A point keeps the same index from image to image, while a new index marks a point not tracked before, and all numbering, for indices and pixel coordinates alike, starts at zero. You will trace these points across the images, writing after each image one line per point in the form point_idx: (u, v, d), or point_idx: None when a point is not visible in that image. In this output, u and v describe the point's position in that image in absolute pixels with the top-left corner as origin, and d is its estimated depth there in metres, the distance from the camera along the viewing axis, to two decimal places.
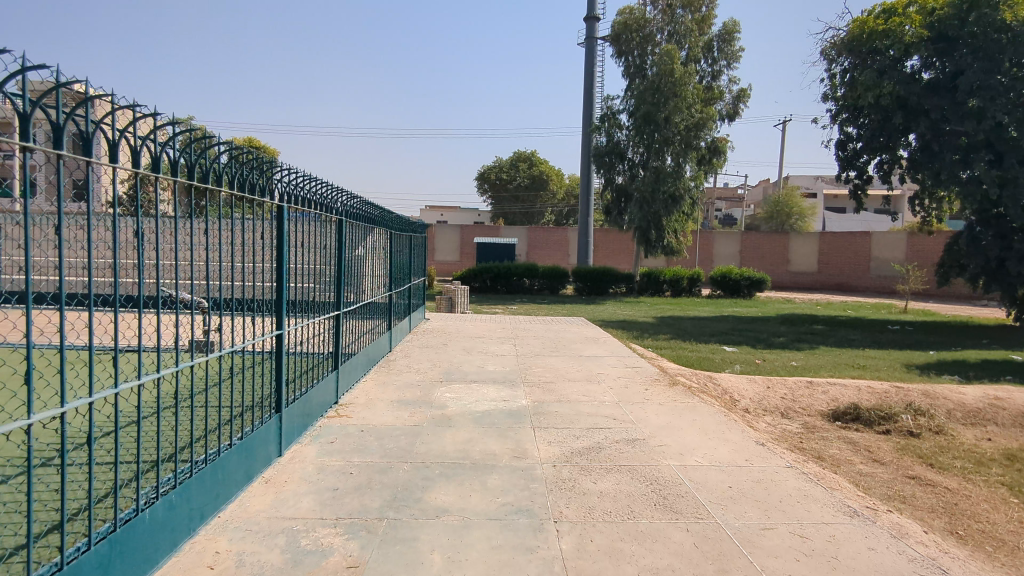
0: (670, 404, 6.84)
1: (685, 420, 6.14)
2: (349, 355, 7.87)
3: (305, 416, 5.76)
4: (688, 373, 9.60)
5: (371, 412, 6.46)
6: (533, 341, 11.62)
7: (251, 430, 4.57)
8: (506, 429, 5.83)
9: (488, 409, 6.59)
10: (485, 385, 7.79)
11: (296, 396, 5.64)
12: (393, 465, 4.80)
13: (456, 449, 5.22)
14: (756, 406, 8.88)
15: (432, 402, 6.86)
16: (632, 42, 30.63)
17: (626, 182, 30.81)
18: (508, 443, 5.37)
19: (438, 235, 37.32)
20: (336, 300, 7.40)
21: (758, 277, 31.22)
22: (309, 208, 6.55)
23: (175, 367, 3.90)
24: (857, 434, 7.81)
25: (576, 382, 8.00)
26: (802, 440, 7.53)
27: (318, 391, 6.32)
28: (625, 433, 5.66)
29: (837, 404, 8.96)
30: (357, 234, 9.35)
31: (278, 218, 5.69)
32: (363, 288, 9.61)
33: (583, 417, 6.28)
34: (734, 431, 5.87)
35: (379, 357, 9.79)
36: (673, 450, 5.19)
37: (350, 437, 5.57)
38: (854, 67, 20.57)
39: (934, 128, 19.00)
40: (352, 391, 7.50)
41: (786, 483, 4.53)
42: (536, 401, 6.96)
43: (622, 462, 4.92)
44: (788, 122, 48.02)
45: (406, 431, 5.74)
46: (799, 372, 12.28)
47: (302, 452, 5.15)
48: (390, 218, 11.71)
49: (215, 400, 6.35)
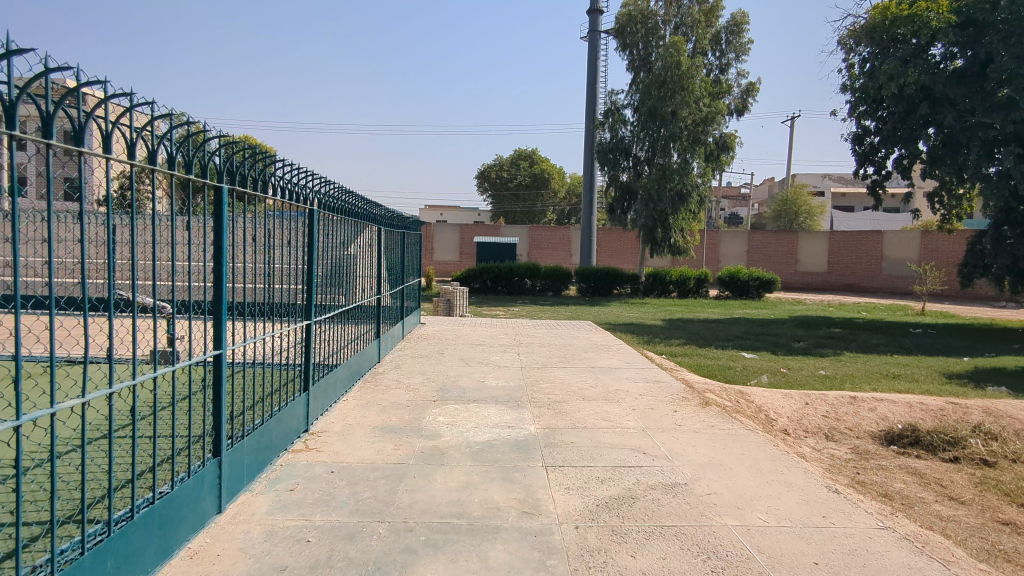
0: (708, 433, 5.70)
1: (732, 457, 4.98)
2: (326, 372, 6.68)
3: (260, 457, 4.56)
4: (716, 388, 8.46)
5: (346, 444, 5.31)
6: (539, 350, 10.47)
7: (178, 485, 3.42)
8: (512, 470, 4.67)
9: (489, 439, 5.44)
10: (485, 405, 6.66)
11: (251, 431, 4.46)
12: (366, 528, 3.66)
13: (449, 501, 4.07)
14: (795, 427, 7.77)
15: (423, 430, 5.69)
16: (637, 34, 29.34)
17: (631, 180, 29.66)
18: (516, 492, 4.21)
19: (436, 234, 36.18)
20: (304, 307, 6.05)
21: (768, 277, 30.05)
22: (260, 193, 5.04)
23: (79, 401, 2.75)
24: (920, 463, 6.70)
25: (592, 401, 6.83)
26: (858, 471, 6.42)
27: (283, 419, 5.14)
28: (660, 476, 4.52)
29: (887, 424, 7.84)
30: (341, 227, 7.97)
31: (216, 209, 4.38)
32: (351, 290, 8.48)
33: (606, 451, 5.12)
34: (796, 472, 4.71)
35: (365, 369, 8.67)
36: (727, 505, 4.04)
37: (316, 482, 4.41)
38: (874, 56, 19.21)
39: (961, 119, 17.68)
40: (328, 414, 6.31)
41: (889, 556, 3.40)
42: (546, 428, 5.81)
43: (665, 521, 3.77)
44: (795, 117, 46.70)
45: (386, 473, 4.58)
46: (831, 383, 11.13)
47: (249, 507, 3.97)
48: (382, 211, 10.48)
49: (160, 432, 5.24)
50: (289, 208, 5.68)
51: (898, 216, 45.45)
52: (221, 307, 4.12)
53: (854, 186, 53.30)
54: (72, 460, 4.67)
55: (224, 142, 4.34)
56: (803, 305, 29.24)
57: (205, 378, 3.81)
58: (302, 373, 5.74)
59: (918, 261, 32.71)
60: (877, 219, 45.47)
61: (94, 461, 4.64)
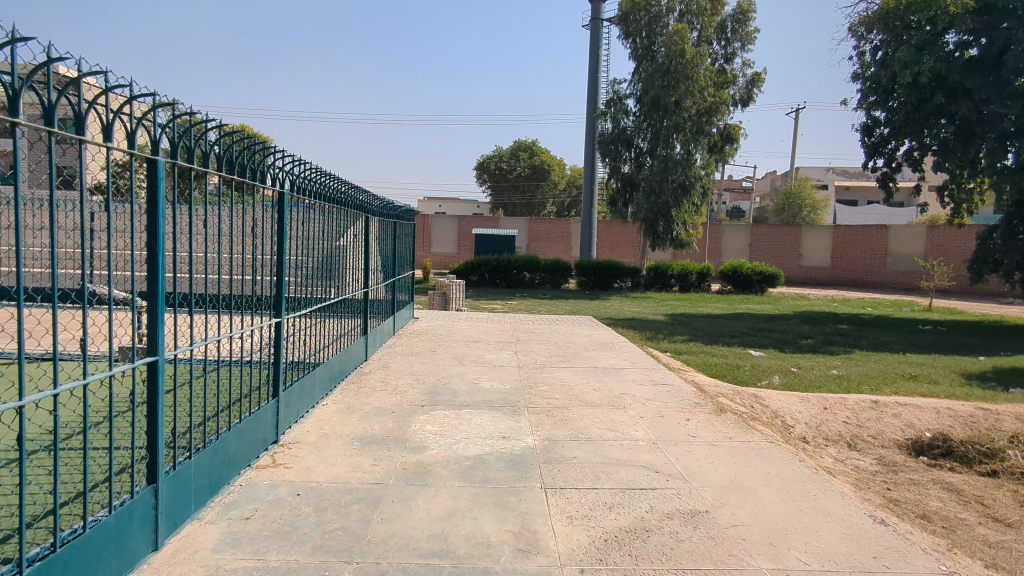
0: (728, 448, 5.08)
1: (758, 477, 4.37)
2: (302, 375, 6.03)
3: (215, 475, 3.94)
4: (728, 391, 7.85)
5: (320, 459, 4.69)
6: (537, 348, 9.86)
7: (98, 522, 2.82)
8: (506, 492, 4.07)
9: (481, 453, 4.83)
10: (479, 411, 6.06)
11: (204, 446, 3.85)
12: (329, 571, 3.05)
13: (433, 533, 3.46)
14: (814, 435, 7.18)
15: (407, 442, 5.07)
16: (640, 21, 28.37)
17: (632, 171, 28.96)
18: (510, 522, 3.62)
19: (434, 225, 35.50)
20: (273, 298, 5.33)
21: (771, 272, 29.40)
22: (217, 171, 4.34)
23: None
24: (955, 477, 6.12)
25: (595, 408, 6.21)
26: (888, 486, 5.84)
27: (248, 429, 4.53)
28: (677, 502, 3.92)
29: (914, 432, 7.25)
30: (326, 214, 7.25)
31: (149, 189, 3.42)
32: (337, 284, 7.86)
33: (614, 469, 4.51)
34: (831, 496, 4.11)
35: (350, 368, 8.03)
36: (757, 540, 3.44)
37: (278, 507, 3.79)
38: (886, 43, 18.62)
39: (977, 110, 16.91)
40: (304, 420, 5.70)
41: None
42: (545, 439, 5.21)
43: (686, 563, 3.18)
44: (800, 108, 45.68)
45: (361, 496, 3.98)
46: (846, 384, 10.53)
47: (193, 541, 3.35)
48: (372, 200, 9.77)
49: (113, 444, 4.72)
50: (252, 187, 4.96)
51: (903, 210, 44.86)
52: (156, 292, 3.38)
53: (859, 181, 52.52)
54: (9, 471, 4.19)
55: (177, 114, 3.73)
56: (808, 300, 28.64)
57: (136, 388, 3.11)
58: (272, 376, 5.06)
59: (924, 257, 32.09)
60: (881, 214, 44.80)
61: (33, 473, 4.14)
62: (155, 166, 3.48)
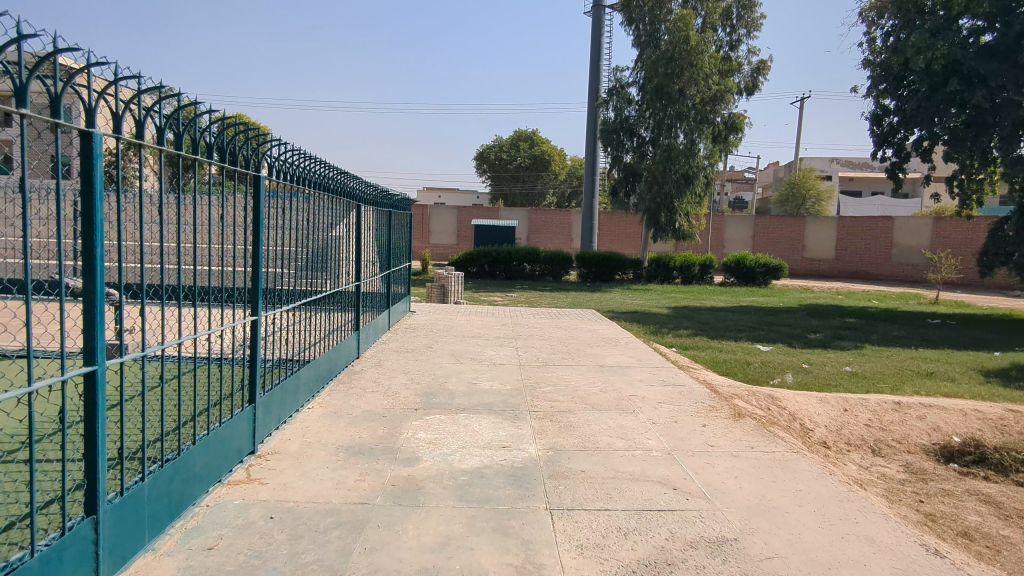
0: (751, 459, 4.62)
1: (789, 496, 3.92)
2: (288, 375, 5.55)
3: (176, 496, 3.45)
4: (741, 391, 7.41)
5: (300, 473, 4.23)
6: (540, 344, 9.39)
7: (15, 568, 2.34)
8: (508, 514, 3.61)
9: (479, 466, 4.38)
10: (477, 416, 5.61)
11: (167, 462, 3.39)
12: None
13: (422, 570, 3.00)
14: (836, 439, 6.73)
15: (397, 453, 4.61)
16: (644, 7, 27.51)
17: (635, 161, 28.38)
18: (511, 554, 3.16)
19: (433, 216, 34.95)
20: (252, 288, 4.81)
21: (775, 264, 28.91)
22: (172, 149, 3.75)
23: None
24: (991, 488, 5.69)
25: (603, 412, 5.75)
26: (921, 497, 5.39)
27: (222, 439, 4.07)
28: (701, 528, 3.45)
29: (941, 436, 6.82)
30: (314, 203, 6.74)
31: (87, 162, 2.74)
32: (327, 276, 7.33)
33: (627, 486, 4.05)
34: (873, 519, 3.67)
35: (341, 366, 7.53)
36: None
37: (246, 536, 3.31)
38: (899, 28, 18.01)
39: (991, 97, 16.29)
40: (288, 425, 5.25)
41: None
42: (549, 449, 4.75)
43: None
44: (804, 97, 44.91)
45: (343, 521, 3.51)
46: (861, 382, 10.07)
47: None
48: (366, 188, 9.23)
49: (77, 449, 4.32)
50: (221, 169, 4.42)
51: (908, 202, 44.31)
52: (94, 291, 2.73)
53: (864, 172, 51.82)
54: None
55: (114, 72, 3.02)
56: (812, 292, 28.18)
57: (66, 407, 2.58)
58: (250, 376, 4.58)
59: (930, 249, 31.57)
60: (884, 205, 44.28)
61: None
62: (90, 137, 2.76)
